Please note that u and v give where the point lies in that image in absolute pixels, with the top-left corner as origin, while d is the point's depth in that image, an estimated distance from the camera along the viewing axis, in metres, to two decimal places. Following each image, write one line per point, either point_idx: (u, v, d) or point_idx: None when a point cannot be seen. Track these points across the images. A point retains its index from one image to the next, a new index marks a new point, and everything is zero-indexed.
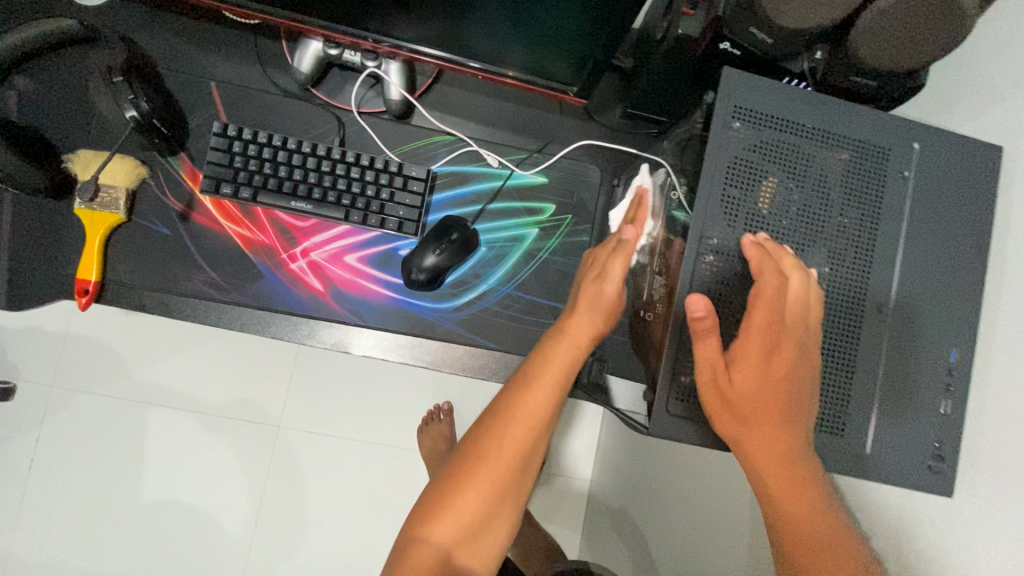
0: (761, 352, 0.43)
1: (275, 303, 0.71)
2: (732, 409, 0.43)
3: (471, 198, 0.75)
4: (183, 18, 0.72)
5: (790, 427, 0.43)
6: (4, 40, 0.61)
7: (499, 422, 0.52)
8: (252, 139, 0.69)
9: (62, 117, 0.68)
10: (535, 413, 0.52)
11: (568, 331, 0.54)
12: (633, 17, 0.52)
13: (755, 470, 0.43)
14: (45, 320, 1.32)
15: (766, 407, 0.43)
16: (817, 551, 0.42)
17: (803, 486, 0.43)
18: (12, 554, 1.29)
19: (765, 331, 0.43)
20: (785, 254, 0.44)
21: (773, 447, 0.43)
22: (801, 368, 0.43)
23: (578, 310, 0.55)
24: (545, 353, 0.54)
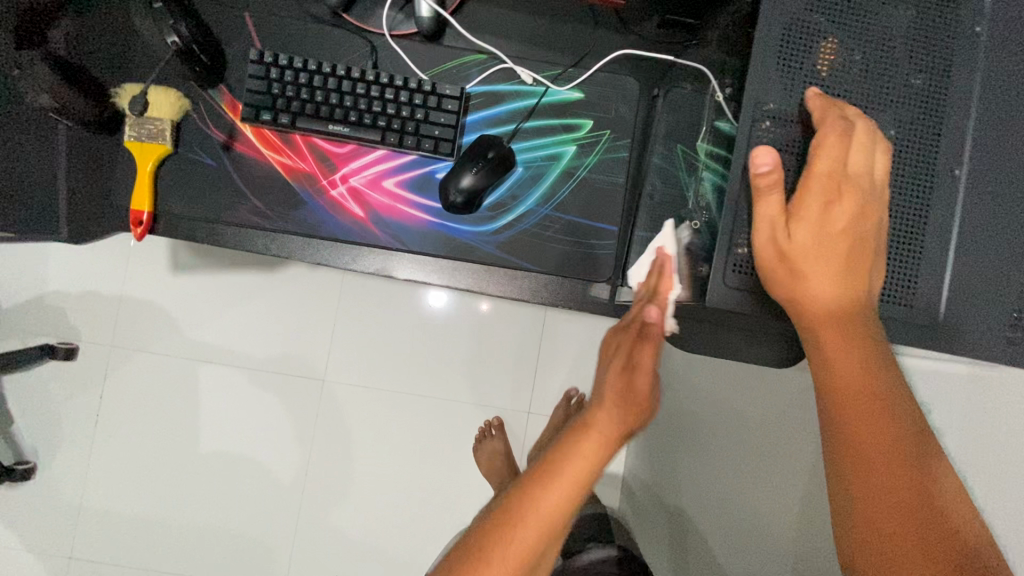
0: (820, 204, 0.41)
1: (318, 230, 0.72)
2: (788, 264, 0.42)
3: (506, 117, 0.74)
4: None
5: (851, 282, 0.42)
6: None
7: (507, 519, 0.45)
8: (288, 64, 0.70)
9: (105, 52, 0.70)
10: (559, 507, 0.45)
11: (595, 425, 0.48)
12: None
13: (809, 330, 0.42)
14: (100, 284, 1.39)
15: (824, 258, 0.41)
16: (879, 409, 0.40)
17: (863, 344, 0.41)
18: (86, 502, 1.38)
19: (827, 181, 0.41)
20: (847, 105, 0.42)
21: (832, 302, 0.41)
22: (863, 220, 0.42)
23: (605, 403, 0.48)
24: (563, 447, 0.47)
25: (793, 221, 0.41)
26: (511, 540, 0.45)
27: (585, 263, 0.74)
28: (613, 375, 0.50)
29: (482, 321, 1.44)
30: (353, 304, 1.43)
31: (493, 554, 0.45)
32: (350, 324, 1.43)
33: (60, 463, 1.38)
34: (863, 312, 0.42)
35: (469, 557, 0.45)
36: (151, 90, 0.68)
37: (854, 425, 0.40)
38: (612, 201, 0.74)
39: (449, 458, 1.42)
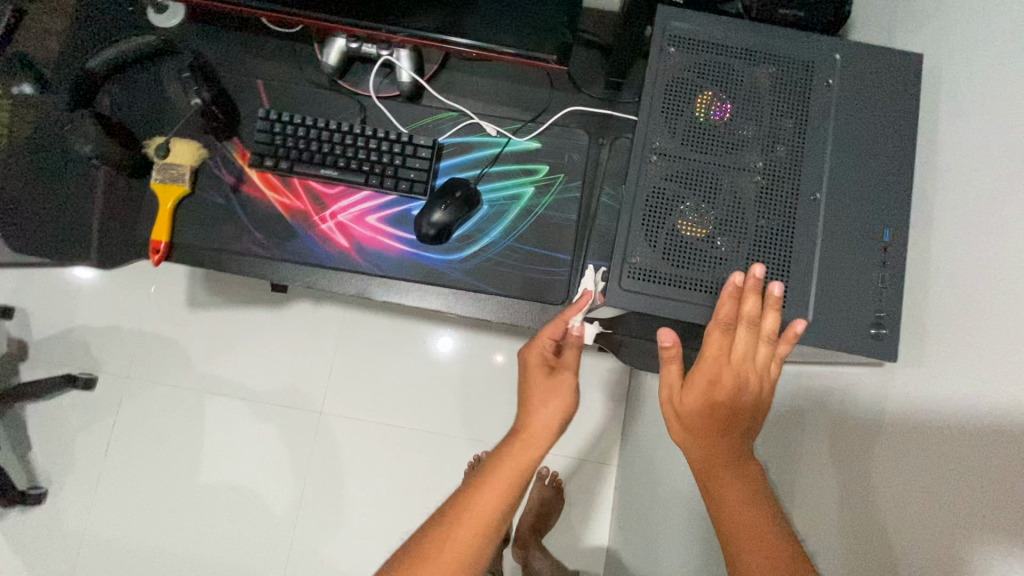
0: (708, 379, 0.50)
1: (309, 258, 0.83)
2: (681, 422, 0.51)
3: (473, 163, 0.85)
4: (238, 32, 0.87)
5: (733, 441, 0.50)
6: (100, 57, 0.82)
7: (454, 515, 0.57)
8: (290, 120, 0.84)
9: (144, 113, 0.84)
10: (489, 513, 0.57)
11: (532, 426, 0.62)
12: None
13: (699, 467, 0.51)
14: (124, 319, 1.53)
15: (711, 420, 0.50)
16: (750, 521, 0.47)
17: (744, 484, 0.49)
18: (90, 528, 1.44)
19: (714, 365, 0.50)
20: (747, 294, 0.50)
21: (719, 454, 0.50)
22: (742, 396, 0.50)
23: (536, 405, 0.63)
24: (504, 452, 0.61)
25: (686, 389, 0.51)
26: (454, 535, 0.56)
27: (542, 289, 0.82)
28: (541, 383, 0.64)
29: (472, 355, 1.52)
30: (352, 338, 1.53)
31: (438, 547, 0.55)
32: (348, 358, 1.52)
33: (69, 488, 1.46)
34: (751, 465, 0.50)
35: (418, 552, 0.55)
36: (177, 141, 0.81)
37: (732, 518, 0.48)
38: (567, 234, 0.83)
39: (439, 492, 1.45)
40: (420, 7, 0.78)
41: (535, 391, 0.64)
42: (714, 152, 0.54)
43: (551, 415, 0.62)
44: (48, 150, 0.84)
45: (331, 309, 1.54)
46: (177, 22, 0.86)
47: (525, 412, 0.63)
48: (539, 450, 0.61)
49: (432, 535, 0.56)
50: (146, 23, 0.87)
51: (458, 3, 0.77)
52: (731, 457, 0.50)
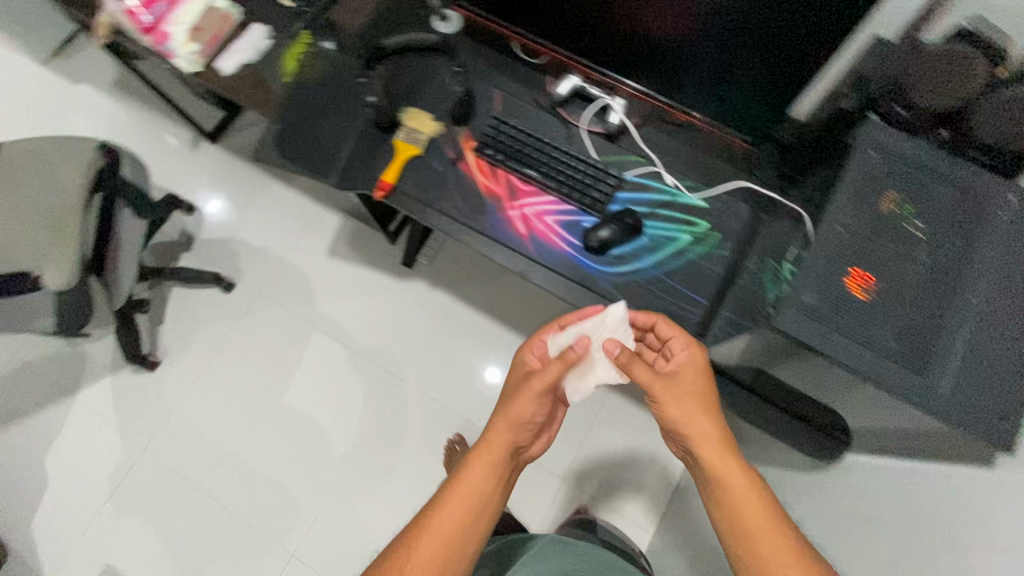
0: (682, 373, 0.79)
1: (491, 232, 0.99)
2: (672, 399, 0.77)
3: (646, 202, 0.99)
4: (494, 51, 1.10)
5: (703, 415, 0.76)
6: (394, 39, 1.06)
7: (426, 520, 0.74)
8: (515, 127, 1.04)
9: (407, 88, 1.07)
10: (453, 512, 0.74)
11: (492, 439, 0.79)
12: (805, 70, 0.80)
13: (685, 434, 0.76)
14: (275, 246, 1.80)
15: (691, 399, 0.77)
16: (726, 468, 0.72)
17: (719, 449, 0.73)
18: (182, 406, 1.66)
19: (686, 360, 0.80)
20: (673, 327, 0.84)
21: (699, 425, 0.75)
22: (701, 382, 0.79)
23: (497, 419, 0.81)
24: (465, 463, 0.78)
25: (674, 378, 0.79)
26: (428, 532, 0.73)
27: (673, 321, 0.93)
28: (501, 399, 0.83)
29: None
30: (450, 327, 1.71)
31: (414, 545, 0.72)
32: (441, 342, 1.69)
33: (178, 366, 1.70)
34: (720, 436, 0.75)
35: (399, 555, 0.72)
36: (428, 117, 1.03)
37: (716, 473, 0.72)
38: (709, 282, 0.95)
39: None
40: (646, 70, 0.95)
41: (498, 406, 0.82)
42: (890, 238, 0.65)
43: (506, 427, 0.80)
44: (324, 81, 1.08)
45: (442, 296, 1.73)
46: (453, 31, 1.10)
47: (487, 431, 0.80)
48: (496, 454, 0.79)
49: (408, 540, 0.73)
50: (428, 24, 1.10)
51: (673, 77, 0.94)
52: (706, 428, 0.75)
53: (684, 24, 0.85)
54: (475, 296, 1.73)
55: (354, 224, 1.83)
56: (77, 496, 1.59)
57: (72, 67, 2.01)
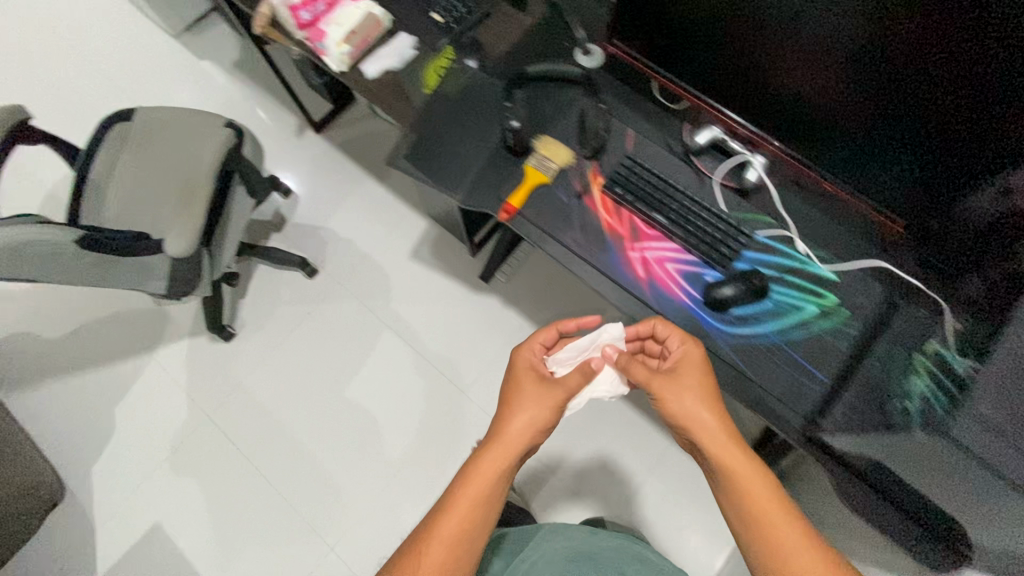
0: (678, 366, 0.85)
1: (610, 271, 0.98)
2: (672, 390, 0.84)
3: (773, 265, 0.96)
4: (634, 91, 1.09)
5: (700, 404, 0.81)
6: (539, 66, 1.08)
7: (438, 516, 0.78)
8: (646, 169, 1.03)
9: (543, 114, 1.08)
10: (466, 509, 0.78)
11: (503, 438, 0.85)
12: (948, 135, 0.77)
13: (686, 422, 0.82)
14: (361, 240, 1.85)
15: (687, 389, 0.83)
16: (730, 454, 0.79)
17: (719, 438, 0.80)
18: (249, 381, 1.71)
19: (681, 355, 0.86)
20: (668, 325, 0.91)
21: (695, 415, 0.81)
22: (698, 373, 0.85)
23: (506, 419, 0.87)
24: (475, 463, 0.82)
25: (671, 372, 0.85)
26: (445, 528, 0.77)
27: (790, 393, 0.89)
28: (509, 402, 0.89)
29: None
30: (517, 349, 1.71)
31: (431, 541, 0.76)
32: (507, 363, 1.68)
33: (251, 342, 1.74)
34: (718, 425, 0.81)
35: (415, 550, 0.76)
36: (560, 146, 1.03)
37: (721, 460, 0.79)
38: (832, 359, 0.91)
39: None
40: (790, 130, 0.94)
41: (506, 407, 0.89)
42: None
43: (516, 426, 0.85)
44: (465, 100, 1.11)
45: (514, 316, 1.73)
46: (596, 66, 1.12)
47: (496, 428, 0.86)
48: (507, 454, 0.83)
49: (422, 536, 0.77)
50: (572, 57, 1.13)
51: (821, 140, 0.91)
52: (701, 414, 0.81)
53: (839, 93, 0.84)
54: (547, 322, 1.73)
55: (438, 232, 1.86)
56: (139, 451, 1.65)
57: (198, 43, 2.12)
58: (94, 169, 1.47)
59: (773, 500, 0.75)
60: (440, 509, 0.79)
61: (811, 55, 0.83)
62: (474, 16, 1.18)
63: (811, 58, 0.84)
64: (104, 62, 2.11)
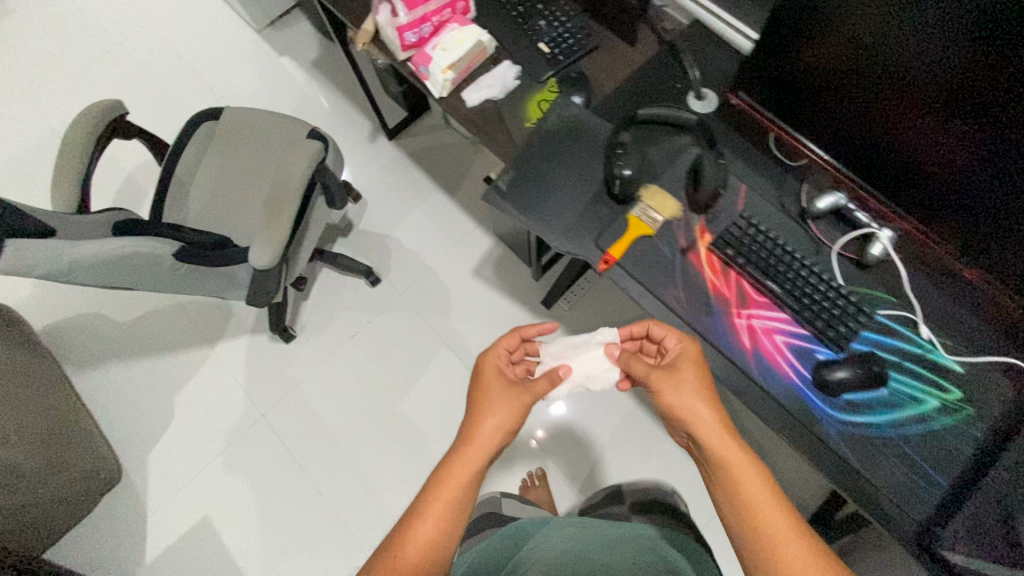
0: (672, 365, 0.84)
1: (712, 337, 0.92)
2: (669, 388, 0.81)
3: (894, 349, 0.89)
4: (749, 143, 1.04)
5: (695, 400, 0.79)
6: (651, 110, 1.03)
7: (409, 525, 0.72)
8: (760, 230, 0.96)
9: (650, 160, 1.03)
10: (439, 512, 0.72)
11: (474, 441, 0.80)
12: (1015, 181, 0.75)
13: (682, 418, 0.79)
14: (424, 253, 1.83)
15: (680, 386, 0.81)
16: (726, 449, 0.75)
17: (715, 436, 0.76)
18: (304, 385, 1.71)
19: (675, 352, 0.86)
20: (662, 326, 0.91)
21: (690, 409, 0.79)
22: (688, 368, 0.84)
23: (476, 423, 0.82)
24: (445, 466, 0.77)
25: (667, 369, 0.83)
26: (418, 532, 0.71)
27: (902, 493, 0.83)
28: (477, 403, 0.85)
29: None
30: None
31: (402, 552, 0.69)
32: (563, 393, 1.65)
33: (309, 346, 1.75)
34: (710, 420, 0.78)
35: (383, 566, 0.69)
36: (669, 198, 0.98)
37: (718, 456, 0.75)
38: (954, 463, 0.83)
39: None
40: (909, 194, 0.87)
41: (474, 407, 0.85)
42: None
43: (484, 428, 0.81)
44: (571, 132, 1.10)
45: None
46: (709, 112, 1.06)
47: (466, 431, 0.82)
48: (481, 455, 0.79)
49: (392, 548, 0.70)
50: (685, 101, 1.07)
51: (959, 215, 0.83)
52: (696, 410, 0.79)
53: (901, 126, 0.83)
54: None
55: (503, 251, 1.83)
56: (194, 444, 1.67)
57: (279, 40, 2.13)
58: (180, 165, 1.49)
59: (775, 497, 0.71)
60: (410, 518, 0.72)
61: (933, 109, 0.78)
62: (581, 49, 1.13)
63: (879, 89, 0.82)
64: (187, 52, 2.14)
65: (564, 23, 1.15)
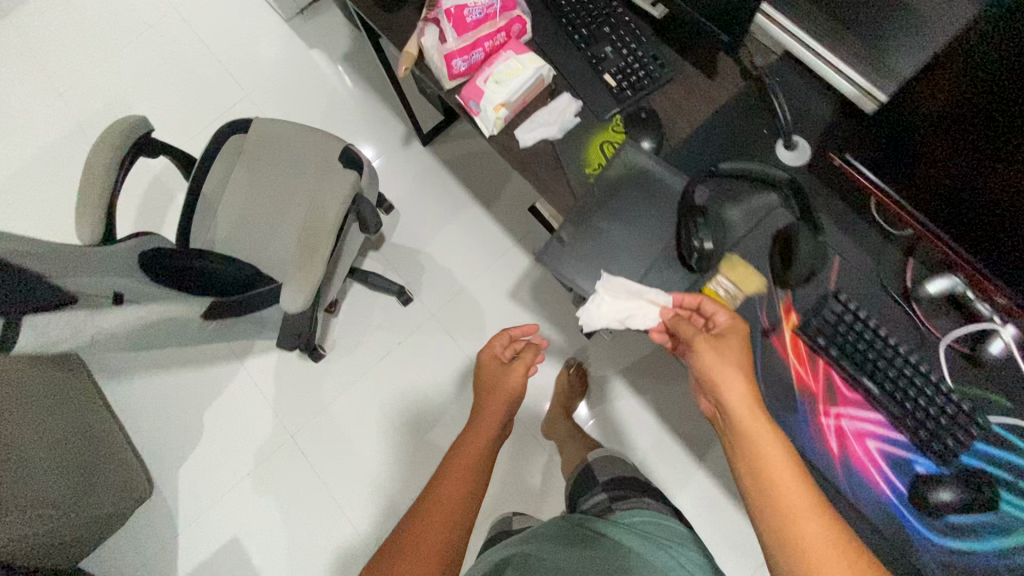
0: (726, 339, 0.77)
1: (794, 439, 0.82)
2: (713, 354, 0.75)
3: (1006, 466, 0.78)
4: (846, 204, 0.90)
5: (738, 372, 0.73)
6: (734, 164, 0.90)
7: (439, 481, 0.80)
8: (858, 315, 0.83)
9: (729, 222, 0.91)
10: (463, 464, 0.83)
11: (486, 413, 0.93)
12: None
13: (716, 385, 0.74)
14: (459, 271, 1.74)
15: (727, 357, 0.75)
16: (758, 419, 0.71)
17: (749, 405, 0.71)
18: (333, 406, 1.67)
19: (732, 328, 0.78)
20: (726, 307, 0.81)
21: (729, 377, 0.73)
22: (740, 344, 0.76)
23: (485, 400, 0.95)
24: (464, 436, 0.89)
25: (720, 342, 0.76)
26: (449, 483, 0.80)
27: None
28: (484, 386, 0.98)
29: (702, 505, 1.54)
30: (613, 416, 1.62)
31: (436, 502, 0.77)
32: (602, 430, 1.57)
33: (338, 365, 1.69)
34: (749, 391, 0.72)
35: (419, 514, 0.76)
36: (754, 273, 0.87)
37: (744, 424, 0.71)
38: None
39: None
40: None
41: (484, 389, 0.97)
42: None
43: (494, 400, 0.95)
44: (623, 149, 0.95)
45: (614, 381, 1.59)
46: (799, 165, 0.93)
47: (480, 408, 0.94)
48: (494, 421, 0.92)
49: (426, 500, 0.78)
50: (772, 152, 0.94)
51: None
52: (736, 381, 0.73)
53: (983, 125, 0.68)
54: (647, 391, 1.63)
55: (542, 272, 1.73)
56: (224, 461, 1.65)
57: (309, 31, 2.00)
58: (208, 183, 1.40)
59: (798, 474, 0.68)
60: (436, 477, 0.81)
61: None
62: (653, 82, 0.99)
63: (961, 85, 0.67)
64: (212, 41, 2.02)
65: (634, 50, 1.01)
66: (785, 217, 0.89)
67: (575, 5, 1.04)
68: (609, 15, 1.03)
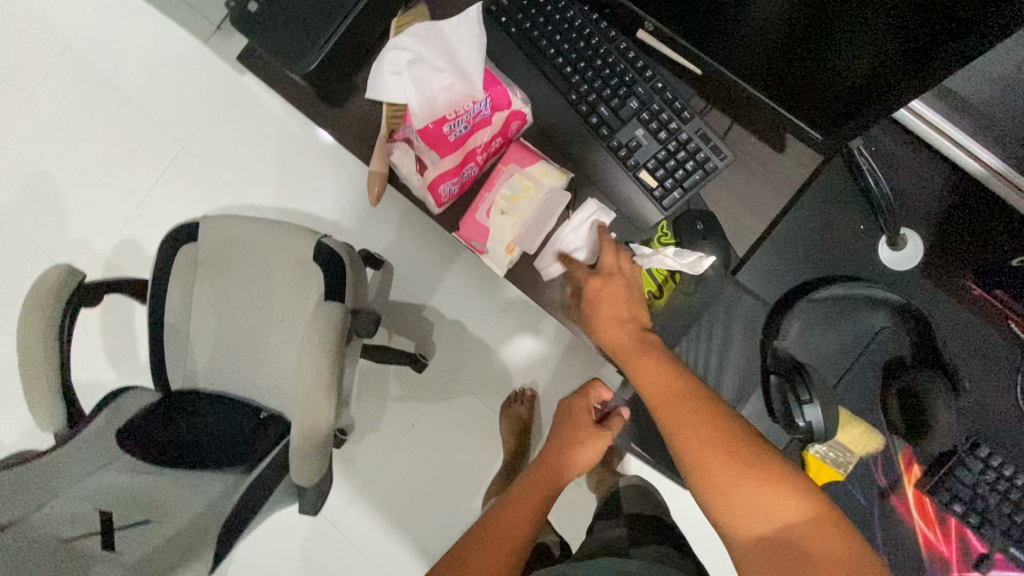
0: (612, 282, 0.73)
1: None
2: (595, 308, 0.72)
3: None
4: (970, 312, 0.71)
5: (618, 320, 0.70)
6: (831, 289, 0.71)
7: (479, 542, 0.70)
8: (999, 470, 0.69)
9: (828, 355, 0.74)
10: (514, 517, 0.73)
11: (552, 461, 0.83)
12: None
13: (606, 342, 0.70)
14: (472, 324, 1.55)
15: (611, 304, 0.71)
16: (647, 361, 0.65)
17: (638, 351, 0.67)
18: (369, 487, 1.58)
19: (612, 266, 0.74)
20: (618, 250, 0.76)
21: (614, 328, 0.70)
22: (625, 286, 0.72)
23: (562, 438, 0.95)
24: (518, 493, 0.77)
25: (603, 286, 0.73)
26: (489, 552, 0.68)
27: None
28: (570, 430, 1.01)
29: None
30: None
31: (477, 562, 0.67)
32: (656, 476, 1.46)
33: (365, 444, 1.58)
34: (639, 338, 0.68)
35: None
36: (867, 431, 0.73)
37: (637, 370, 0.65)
38: None
39: None
40: None
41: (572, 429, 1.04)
42: None
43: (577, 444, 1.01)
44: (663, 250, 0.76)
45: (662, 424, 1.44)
46: (909, 265, 0.72)
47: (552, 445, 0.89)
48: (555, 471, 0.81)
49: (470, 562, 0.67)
50: (869, 251, 0.73)
51: None
52: (621, 329, 0.69)
53: None
54: None
55: None
56: (271, 559, 1.60)
57: (231, 45, 1.59)
58: (169, 310, 1.18)
59: (708, 413, 0.59)
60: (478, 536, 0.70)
61: None
62: (704, 171, 0.75)
63: None
64: (120, 81, 1.65)
65: (673, 129, 0.76)
66: (899, 347, 0.72)
67: (584, 72, 0.78)
68: (630, 77, 0.77)
